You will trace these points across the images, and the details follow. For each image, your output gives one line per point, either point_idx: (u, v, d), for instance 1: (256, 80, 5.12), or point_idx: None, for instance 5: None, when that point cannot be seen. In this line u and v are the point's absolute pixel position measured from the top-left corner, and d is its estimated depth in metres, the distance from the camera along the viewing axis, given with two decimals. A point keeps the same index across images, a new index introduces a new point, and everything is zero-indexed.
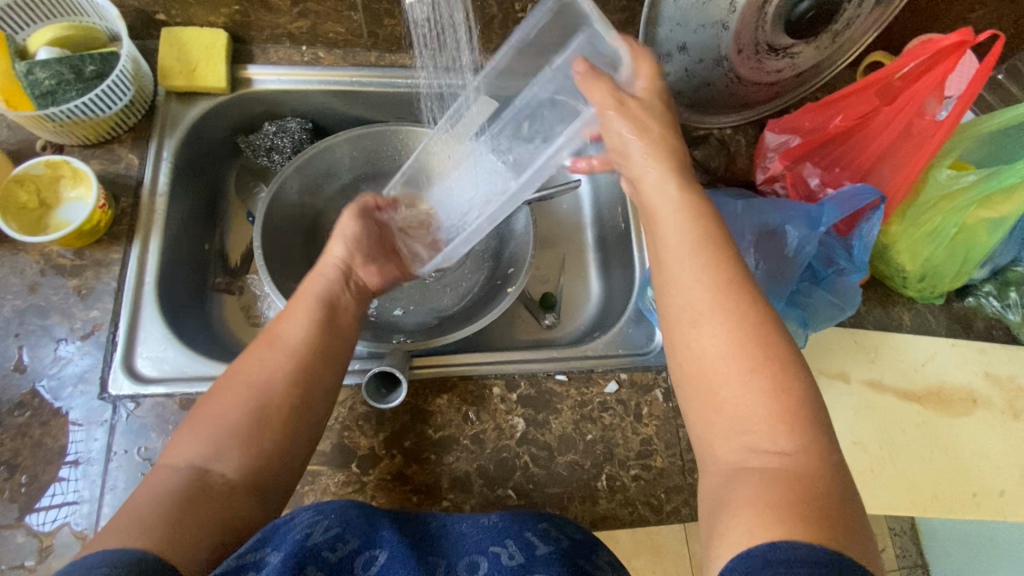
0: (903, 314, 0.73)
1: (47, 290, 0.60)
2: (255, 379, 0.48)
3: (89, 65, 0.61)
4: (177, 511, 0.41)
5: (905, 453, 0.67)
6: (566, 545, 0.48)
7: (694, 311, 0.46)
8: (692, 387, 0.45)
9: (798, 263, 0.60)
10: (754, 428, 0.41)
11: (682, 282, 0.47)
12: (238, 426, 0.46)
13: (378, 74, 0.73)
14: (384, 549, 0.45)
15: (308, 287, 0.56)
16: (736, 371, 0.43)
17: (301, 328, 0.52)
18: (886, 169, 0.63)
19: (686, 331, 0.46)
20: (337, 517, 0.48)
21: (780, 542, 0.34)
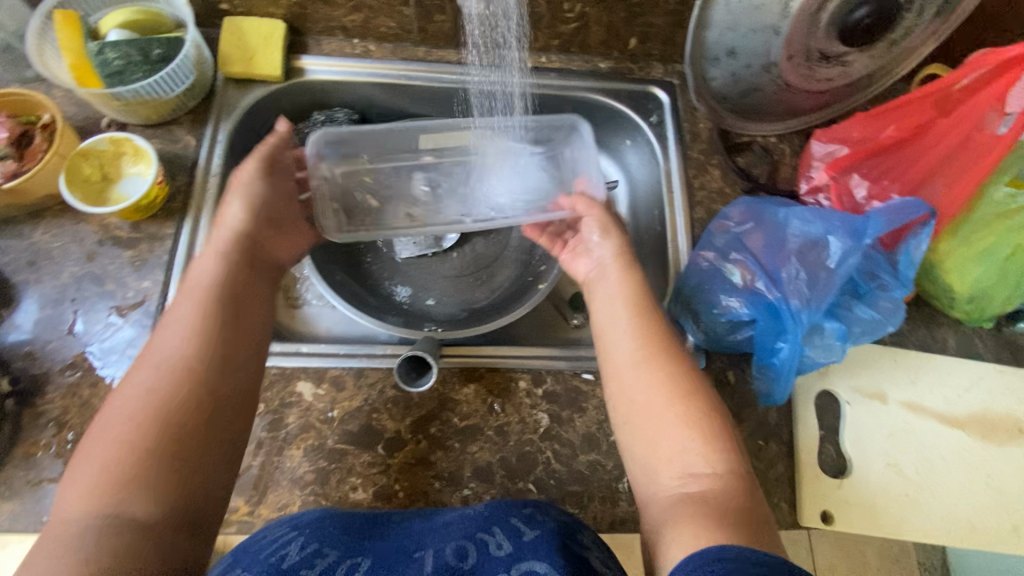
0: (948, 336, 0.70)
1: (104, 260, 0.63)
2: (139, 404, 0.47)
3: (156, 48, 0.64)
4: (101, 554, 0.41)
5: (943, 480, 0.64)
6: (552, 526, 0.47)
7: (628, 360, 0.54)
8: (636, 425, 0.51)
9: (840, 276, 0.58)
10: (687, 450, 0.48)
11: (618, 337, 0.55)
12: (127, 454, 0.44)
13: (425, 69, 0.75)
14: (367, 558, 0.46)
15: (196, 279, 0.55)
16: (667, 407, 0.51)
17: (174, 338, 0.51)
18: (939, 184, 0.62)
19: (623, 378, 0.53)
20: (314, 533, 0.48)
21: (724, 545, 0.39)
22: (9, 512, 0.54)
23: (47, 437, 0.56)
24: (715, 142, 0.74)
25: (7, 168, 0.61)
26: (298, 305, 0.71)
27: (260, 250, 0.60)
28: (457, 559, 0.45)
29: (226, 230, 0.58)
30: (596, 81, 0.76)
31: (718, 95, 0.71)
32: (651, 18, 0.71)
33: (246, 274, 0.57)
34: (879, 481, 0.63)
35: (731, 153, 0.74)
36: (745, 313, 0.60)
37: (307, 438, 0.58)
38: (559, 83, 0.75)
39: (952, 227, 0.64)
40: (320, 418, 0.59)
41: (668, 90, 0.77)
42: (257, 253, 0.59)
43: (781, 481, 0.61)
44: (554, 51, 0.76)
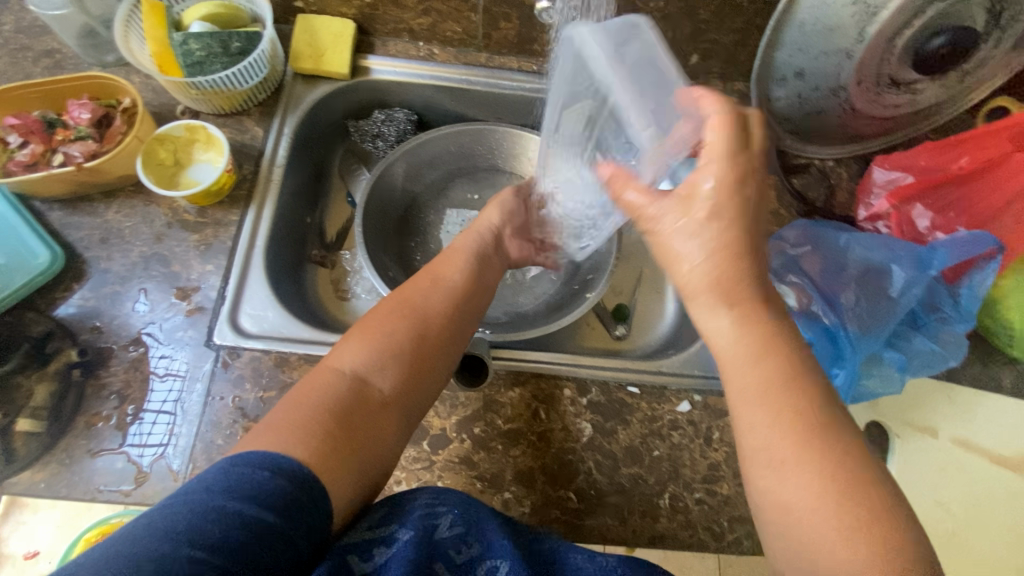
0: (1004, 376, 0.68)
1: (171, 242, 0.65)
2: (414, 310, 0.53)
3: (235, 42, 0.66)
4: (335, 419, 0.44)
5: (992, 523, 0.62)
6: None
7: (773, 454, 0.42)
8: (779, 532, 0.42)
9: (901, 305, 0.57)
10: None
11: (768, 426, 0.42)
12: (402, 349, 0.50)
13: (486, 74, 0.76)
14: (507, 561, 0.44)
15: (462, 244, 0.62)
16: (826, 522, 0.40)
17: (459, 272, 0.58)
18: (1009, 221, 0.61)
19: (768, 476, 0.42)
20: (462, 512, 0.47)
21: None
22: (69, 479, 0.56)
23: (108, 409, 0.58)
24: (772, 163, 0.73)
25: (87, 147, 0.63)
26: (349, 297, 0.75)
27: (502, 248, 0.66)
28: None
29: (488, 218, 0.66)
30: None
31: (780, 115, 0.70)
32: (717, 36, 0.71)
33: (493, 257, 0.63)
34: (925, 518, 0.62)
35: (788, 174, 0.74)
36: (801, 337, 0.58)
37: None
38: None
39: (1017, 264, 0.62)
40: None
41: None
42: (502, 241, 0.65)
43: None
44: None
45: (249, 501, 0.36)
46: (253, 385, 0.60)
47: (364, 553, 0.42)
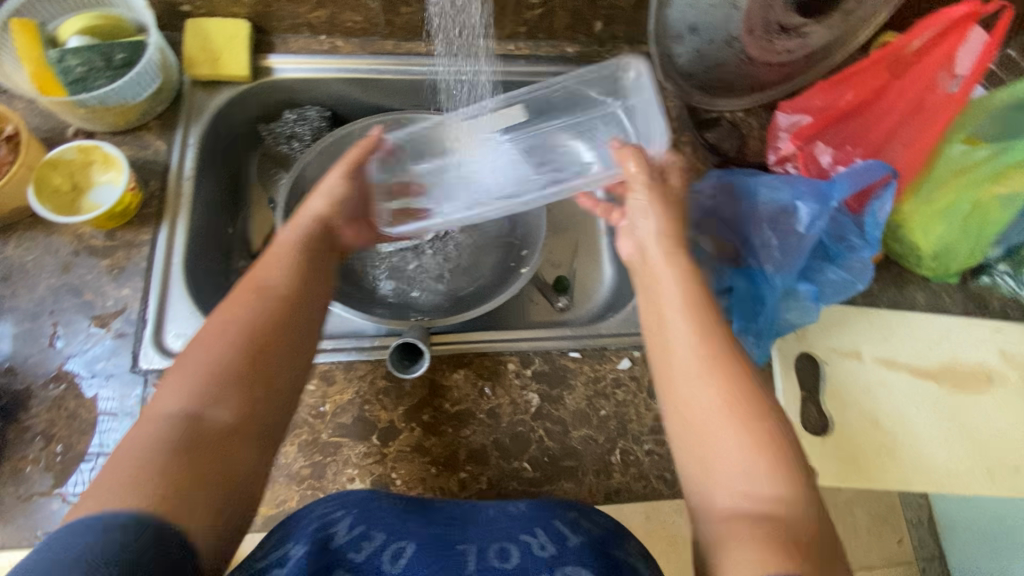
0: (917, 294, 0.73)
1: (81, 271, 0.62)
2: (241, 328, 0.47)
3: (118, 53, 0.64)
4: (171, 462, 0.40)
5: (920, 431, 0.67)
6: (596, 534, 0.48)
7: (686, 371, 0.48)
8: (690, 441, 0.47)
9: (809, 240, 0.60)
10: (744, 463, 0.44)
11: (678, 340, 0.50)
12: (237, 372, 0.45)
13: (395, 62, 0.75)
14: (411, 542, 0.47)
15: (284, 240, 0.56)
16: (729, 428, 0.46)
17: (281, 274, 0.53)
18: (898, 145, 0.64)
19: (683, 388, 0.48)
20: (361, 510, 0.49)
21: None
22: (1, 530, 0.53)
23: (35, 451, 0.56)
24: (685, 119, 0.75)
25: None
26: None
27: (336, 237, 0.60)
28: (501, 561, 0.47)
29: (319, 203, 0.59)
30: (565, 66, 0.77)
31: (684, 73, 0.73)
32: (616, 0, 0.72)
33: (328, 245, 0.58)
34: (860, 436, 0.66)
35: (701, 129, 0.76)
36: (722, 282, 0.62)
37: (300, 434, 0.59)
38: (530, 70, 0.76)
39: (912, 188, 0.67)
40: (311, 413, 0.60)
41: None
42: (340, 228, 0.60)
43: None
44: (522, 37, 0.77)
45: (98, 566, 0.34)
46: None
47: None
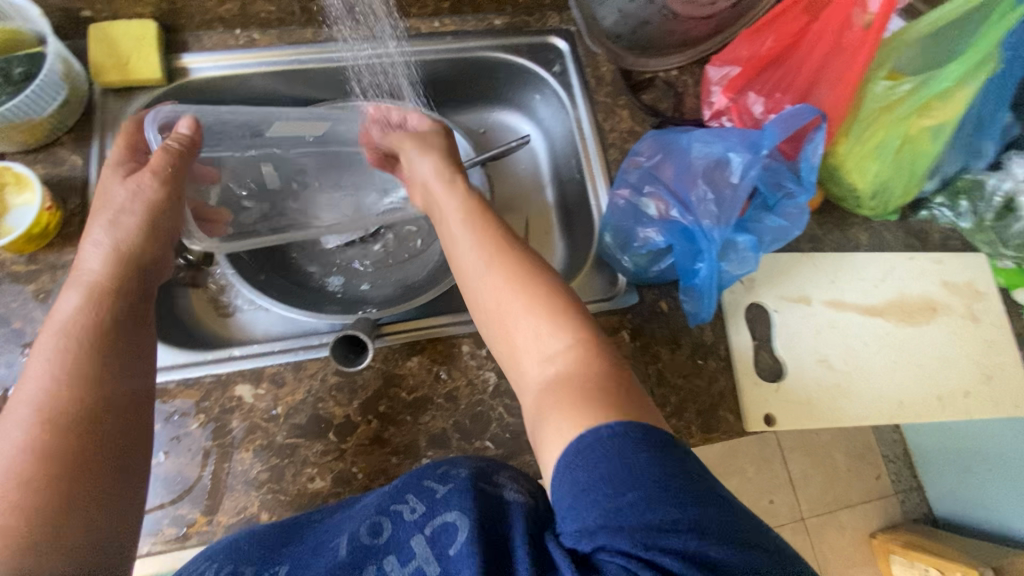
0: (860, 235, 0.74)
1: (7, 298, 0.60)
2: (27, 461, 0.41)
3: (17, 67, 0.61)
4: None
5: (871, 366, 0.68)
6: (464, 474, 0.46)
7: (473, 268, 0.51)
8: (494, 327, 0.50)
9: (743, 190, 0.60)
10: (538, 333, 0.46)
11: (461, 243, 0.53)
12: (51, 498, 0.41)
13: (317, 50, 0.72)
14: (284, 564, 0.45)
15: (65, 310, 0.48)
16: (515, 299, 0.48)
17: (39, 380, 0.45)
18: (825, 88, 0.63)
19: (472, 281, 0.51)
20: (230, 556, 0.47)
21: (586, 431, 0.37)
22: None
23: None
24: (618, 82, 0.75)
25: None
26: (231, 313, 0.70)
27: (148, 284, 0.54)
28: (372, 536, 0.44)
29: (115, 230, 0.52)
30: (495, 39, 0.75)
31: (613, 34, 0.74)
32: None
33: (134, 299, 0.52)
34: (815, 378, 0.67)
35: (636, 91, 0.76)
36: (662, 241, 0.63)
37: (254, 439, 0.58)
38: (457, 47, 0.74)
39: (844, 129, 0.67)
40: (264, 417, 0.59)
41: (567, 38, 0.76)
42: (149, 272, 0.54)
43: (725, 395, 0.64)
44: (445, 14, 0.75)
45: None
46: None
47: None
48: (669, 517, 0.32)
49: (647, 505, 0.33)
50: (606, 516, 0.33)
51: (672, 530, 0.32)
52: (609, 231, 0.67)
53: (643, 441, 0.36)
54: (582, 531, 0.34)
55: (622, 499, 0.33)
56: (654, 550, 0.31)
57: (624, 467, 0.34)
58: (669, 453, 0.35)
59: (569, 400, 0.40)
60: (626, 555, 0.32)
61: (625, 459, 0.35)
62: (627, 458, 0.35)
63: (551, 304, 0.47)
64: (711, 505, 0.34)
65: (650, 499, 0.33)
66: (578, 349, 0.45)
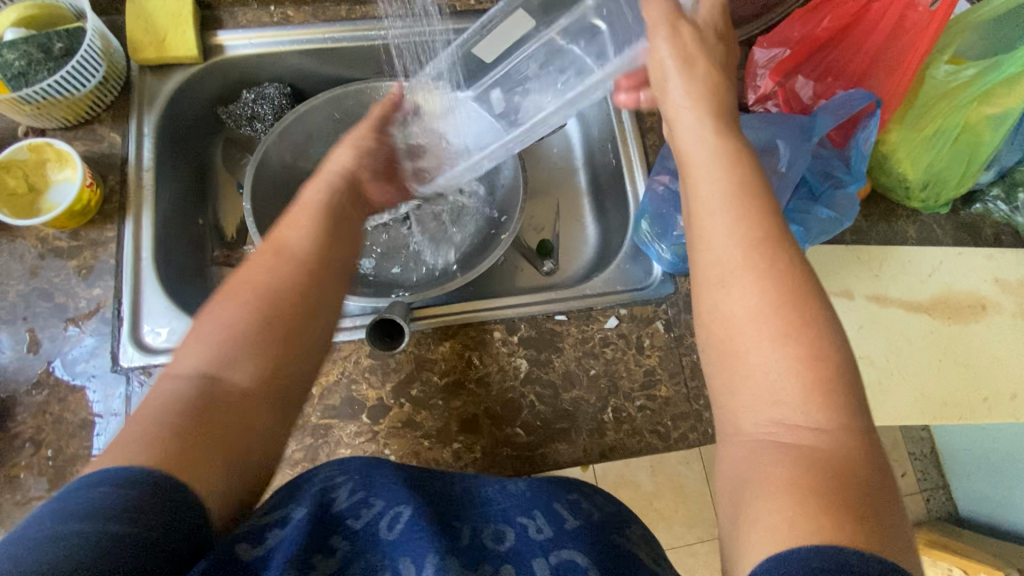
0: (908, 228, 0.71)
1: (49, 274, 0.61)
2: (277, 281, 0.43)
3: (57, 43, 0.61)
4: (185, 419, 0.35)
5: (912, 365, 0.66)
6: (597, 519, 0.46)
7: (724, 270, 0.40)
8: (718, 361, 0.39)
9: (792, 178, 0.58)
10: (783, 401, 0.35)
11: (711, 244, 0.41)
12: (250, 336, 0.40)
13: (350, 28, 0.71)
14: (409, 506, 0.42)
15: (308, 198, 0.50)
16: (769, 341, 0.37)
17: (303, 235, 0.46)
18: (881, 72, 0.61)
19: (715, 293, 0.40)
20: (361, 479, 0.45)
21: (824, 547, 0.29)
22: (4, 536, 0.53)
23: (26, 457, 0.55)
24: None
25: None
26: None
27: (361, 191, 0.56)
28: (496, 541, 0.42)
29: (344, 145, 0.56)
30: None
31: None
32: None
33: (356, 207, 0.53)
34: None
35: None
36: None
37: None
38: None
39: (898, 115, 0.65)
40: None
41: None
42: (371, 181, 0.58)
43: None
44: None
45: (112, 516, 0.30)
46: None
47: (253, 539, 0.37)
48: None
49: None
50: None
51: None
52: (645, 217, 0.66)
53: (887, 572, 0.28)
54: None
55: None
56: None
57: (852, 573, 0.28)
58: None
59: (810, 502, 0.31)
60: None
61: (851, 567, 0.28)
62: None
63: (818, 379, 0.35)
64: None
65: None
66: (841, 442, 0.34)
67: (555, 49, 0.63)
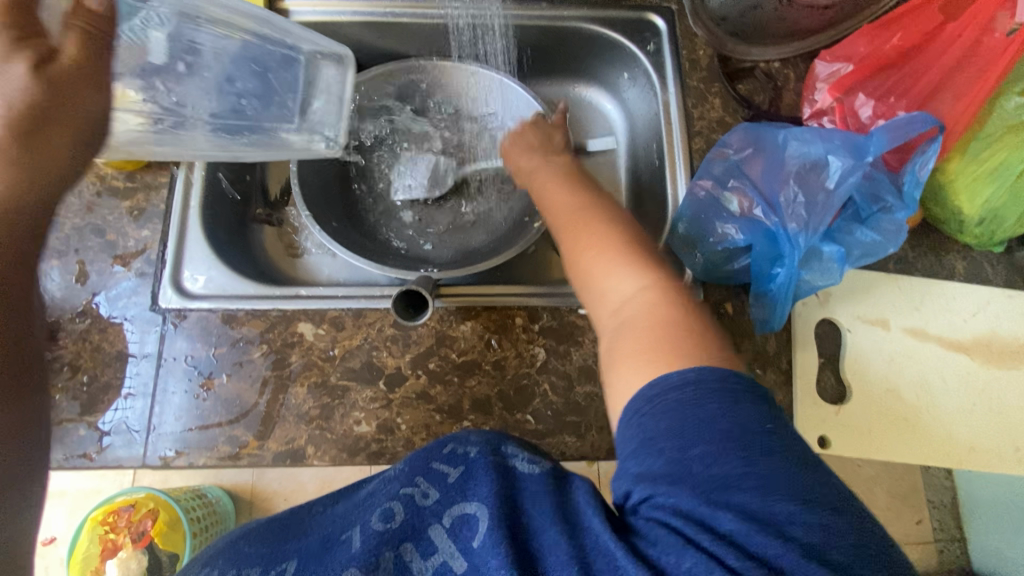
0: (957, 264, 0.68)
1: (104, 211, 0.64)
2: None
3: None
4: None
5: (942, 405, 0.64)
6: (474, 455, 0.45)
7: (568, 221, 0.58)
8: (582, 282, 0.53)
9: (839, 197, 0.57)
10: (620, 279, 0.49)
11: (561, 210, 0.60)
12: None
13: (411, 4, 0.72)
14: (293, 561, 0.43)
15: None
16: (606, 255, 0.52)
17: None
18: (949, 96, 0.60)
19: (566, 239, 0.57)
20: (230, 560, 0.45)
21: (659, 379, 0.39)
22: None
23: (62, 380, 0.58)
24: (716, 69, 0.72)
25: None
26: (300, 255, 0.74)
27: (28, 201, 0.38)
28: (384, 522, 0.42)
29: None
30: (591, 10, 0.73)
31: (717, 15, 0.71)
32: None
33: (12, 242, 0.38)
34: (879, 407, 0.63)
35: (732, 80, 0.72)
36: (741, 239, 0.60)
37: (310, 375, 0.60)
38: (553, 14, 0.72)
39: (961, 144, 0.62)
40: (322, 356, 0.61)
41: (666, 16, 0.73)
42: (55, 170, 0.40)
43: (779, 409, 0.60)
44: None
45: None
46: (203, 344, 0.61)
47: None
48: (735, 473, 0.34)
49: (713, 458, 0.34)
50: (671, 466, 0.35)
51: (736, 487, 0.33)
52: (682, 220, 0.63)
53: (714, 393, 0.36)
54: (644, 475, 0.36)
55: (688, 453, 0.35)
56: (716, 506, 0.33)
57: (684, 412, 0.36)
58: (743, 403, 0.36)
59: (644, 355, 0.42)
60: (683, 511, 0.34)
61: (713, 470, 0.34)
62: (694, 408, 0.36)
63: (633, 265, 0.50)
64: (777, 461, 0.34)
65: (716, 455, 0.34)
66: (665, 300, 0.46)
67: (233, 50, 0.57)
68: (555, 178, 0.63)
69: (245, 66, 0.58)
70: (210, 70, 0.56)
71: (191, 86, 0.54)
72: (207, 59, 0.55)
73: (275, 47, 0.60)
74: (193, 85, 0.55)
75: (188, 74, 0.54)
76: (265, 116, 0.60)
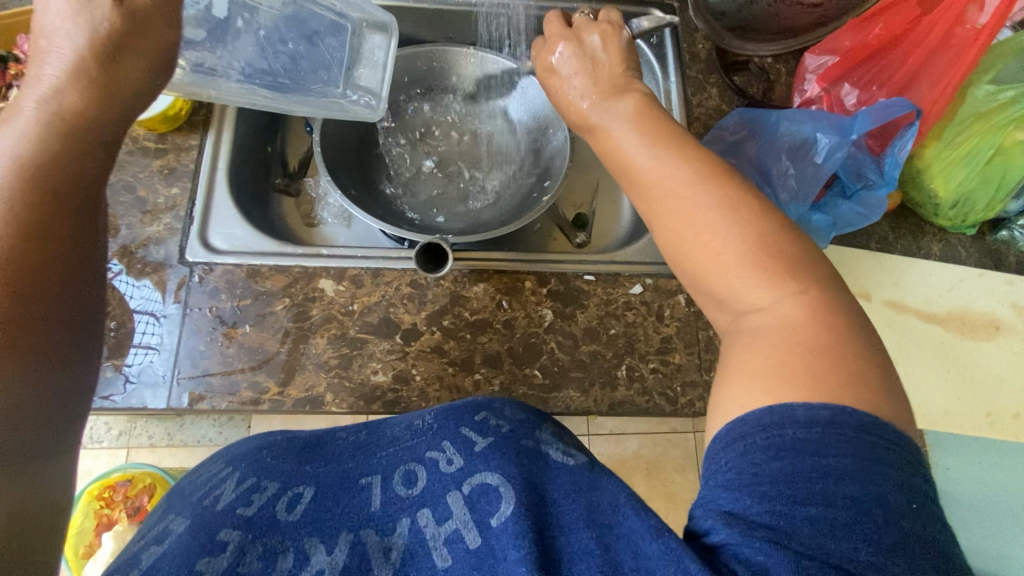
0: (932, 245, 0.73)
1: (135, 169, 0.67)
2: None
3: None
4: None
5: (919, 372, 0.69)
6: (506, 431, 0.46)
7: (673, 200, 0.46)
8: (694, 275, 0.46)
9: (826, 169, 0.63)
10: (748, 280, 0.42)
11: (661, 185, 0.47)
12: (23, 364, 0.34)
13: None
14: (310, 486, 0.45)
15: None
16: (727, 249, 0.43)
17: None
18: (924, 85, 0.66)
19: (669, 222, 0.46)
20: (252, 467, 0.48)
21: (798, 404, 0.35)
22: None
23: None
24: (713, 61, 0.77)
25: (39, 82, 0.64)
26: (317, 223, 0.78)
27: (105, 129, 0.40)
28: (407, 487, 0.44)
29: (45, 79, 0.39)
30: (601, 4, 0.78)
31: (716, 11, 0.77)
32: None
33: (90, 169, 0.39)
34: None
35: (729, 72, 0.77)
36: None
37: (330, 328, 0.63)
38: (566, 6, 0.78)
39: (936, 132, 0.68)
40: (341, 310, 0.64)
41: (668, 11, 0.79)
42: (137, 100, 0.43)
43: None
44: None
45: None
46: (228, 295, 0.63)
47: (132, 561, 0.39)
48: (849, 553, 0.30)
49: (826, 528, 0.31)
50: (776, 518, 0.32)
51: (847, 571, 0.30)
52: None
53: (848, 443, 0.33)
54: (737, 516, 0.33)
55: (799, 510, 0.32)
56: None
57: (807, 457, 0.33)
58: (878, 469, 0.32)
59: (775, 373, 0.37)
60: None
61: (823, 539, 0.31)
62: (818, 459, 0.32)
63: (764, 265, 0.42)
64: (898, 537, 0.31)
65: (835, 524, 0.31)
66: (803, 305, 0.40)
67: (286, 11, 0.64)
68: (641, 143, 0.50)
69: (292, 26, 0.64)
70: (262, 27, 0.63)
71: (243, 44, 0.61)
72: (261, 20, 0.62)
73: (324, 12, 0.65)
74: (244, 41, 0.61)
75: (237, 33, 0.61)
76: (312, 77, 0.66)
